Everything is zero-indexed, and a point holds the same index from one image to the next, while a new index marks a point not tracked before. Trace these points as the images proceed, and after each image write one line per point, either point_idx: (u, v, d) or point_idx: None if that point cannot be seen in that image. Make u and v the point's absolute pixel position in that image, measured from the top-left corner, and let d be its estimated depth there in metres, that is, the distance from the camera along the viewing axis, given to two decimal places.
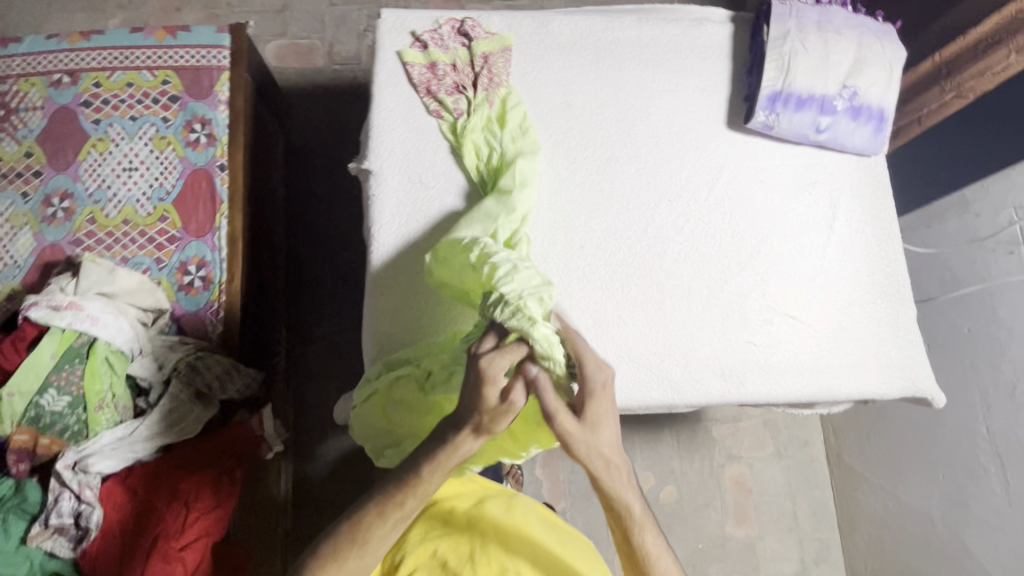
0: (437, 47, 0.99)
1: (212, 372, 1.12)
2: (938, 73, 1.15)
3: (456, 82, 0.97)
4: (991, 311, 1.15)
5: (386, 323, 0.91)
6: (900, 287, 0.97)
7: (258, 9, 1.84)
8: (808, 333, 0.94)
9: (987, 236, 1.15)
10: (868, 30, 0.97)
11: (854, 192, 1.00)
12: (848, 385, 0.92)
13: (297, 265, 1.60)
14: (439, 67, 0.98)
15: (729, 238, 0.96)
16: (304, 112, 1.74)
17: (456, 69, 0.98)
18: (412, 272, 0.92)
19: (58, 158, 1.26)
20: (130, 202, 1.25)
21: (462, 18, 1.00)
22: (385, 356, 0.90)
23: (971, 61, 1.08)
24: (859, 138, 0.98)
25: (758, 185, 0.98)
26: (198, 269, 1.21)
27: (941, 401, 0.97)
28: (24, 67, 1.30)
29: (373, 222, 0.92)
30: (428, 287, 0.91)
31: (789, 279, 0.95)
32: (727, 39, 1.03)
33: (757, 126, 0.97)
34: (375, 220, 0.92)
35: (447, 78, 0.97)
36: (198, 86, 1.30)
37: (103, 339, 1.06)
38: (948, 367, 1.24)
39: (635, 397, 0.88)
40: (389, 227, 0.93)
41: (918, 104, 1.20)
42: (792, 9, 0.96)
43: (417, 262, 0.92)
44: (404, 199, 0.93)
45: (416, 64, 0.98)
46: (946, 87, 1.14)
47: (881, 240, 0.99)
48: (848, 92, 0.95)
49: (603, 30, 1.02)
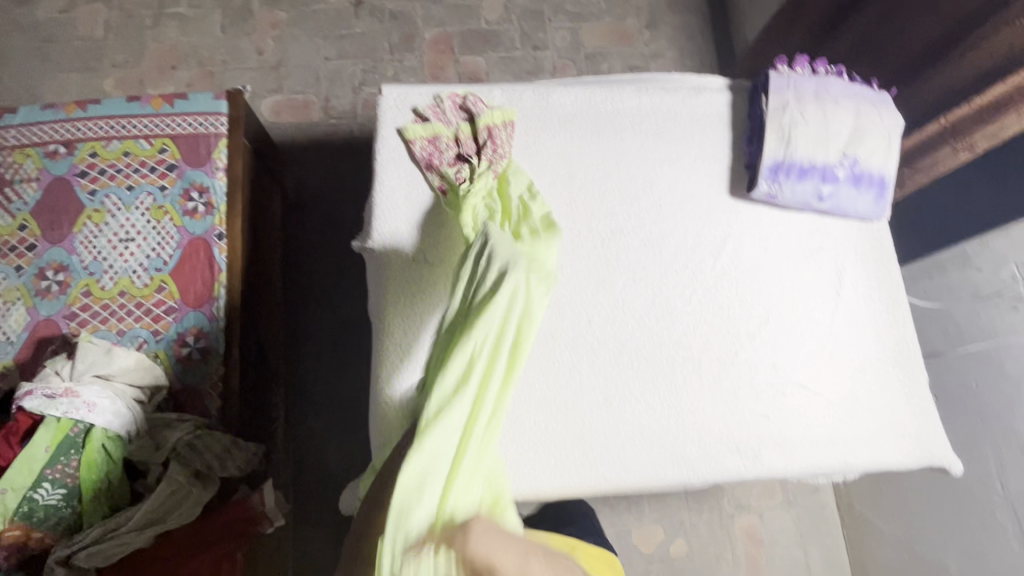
0: (439, 122, 0.98)
1: (212, 449, 1.09)
2: (948, 133, 1.15)
3: (458, 155, 0.95)
4: (999, 367, 1.14)
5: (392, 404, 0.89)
6: (909, 353, 0.97)
7: (254, 65, 1.84)
8: (820, 403, 0.93)
9: (990, 292, 1.15)
10: (864, 99, 0.98)
11: (858, 257, 1.00)
12: (864, 456, 0.91)
13: (296, 324, 1.58)
14: (440, 141, 0.96)
15: (736, 308, 0.95)
16: (301, 167, 1.74)
17: (458, 143, 0.96)
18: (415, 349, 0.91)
19: (53, 231, 1.24)
20: (126, 274, 1.22)
21: (464, 94, 0.99)
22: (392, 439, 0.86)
23: (980, 124, 1.09)
24: (862, 204, 0.98)
25: (763, 253, 0.98)
26: (196, 340, 1.19)
27: (956, 467, 0.96)
28: (18, 138, 1.29)
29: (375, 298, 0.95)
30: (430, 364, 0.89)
31: (799, 349, 0.95)
32: (726, 107, 1.04)
33: (759, 196, 0.98)
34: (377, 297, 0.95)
35: (449, 150, 0.96)
36: (195, 153, 1.29)
37: (99, 425, 1.02)
38: (958, 420, 1.23)
39: (649, 477, 0.87)
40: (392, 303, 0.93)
41: (929, 162, 1.21)
42: (790, 80, 0.97)
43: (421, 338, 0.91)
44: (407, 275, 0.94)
45: (418, 138, 0.97)
46: (958, 147, 1.14)
47: (887, 305, 0.99)
48: (849, 160, 0.96)
49: (603, 101, 1.03)
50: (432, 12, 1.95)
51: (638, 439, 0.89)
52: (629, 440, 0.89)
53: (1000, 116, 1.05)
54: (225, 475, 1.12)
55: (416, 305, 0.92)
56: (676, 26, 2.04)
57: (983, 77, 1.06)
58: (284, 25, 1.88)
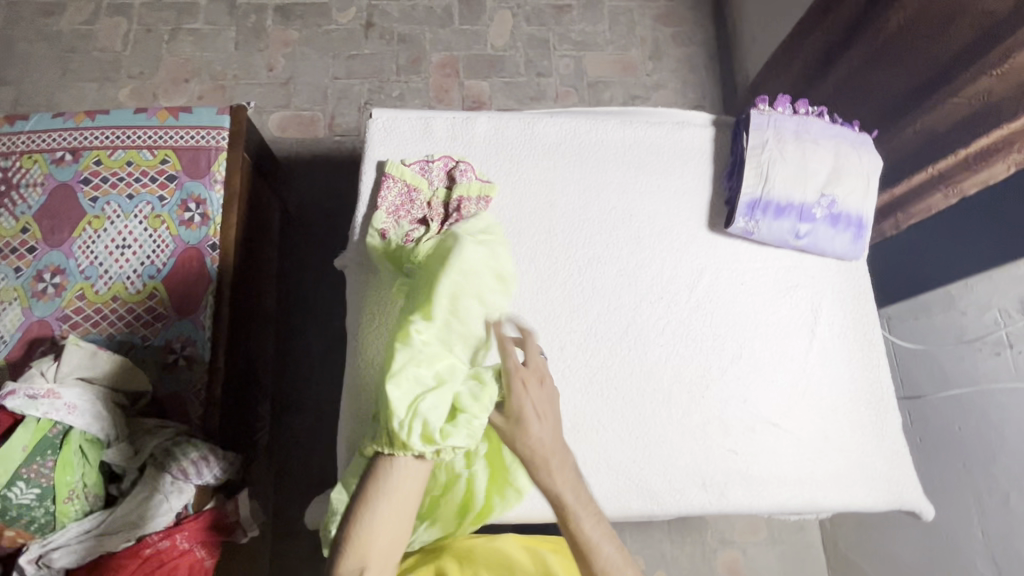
0: (420, 176, 0.99)
1: (189, 458, 1.09)
2: (939, 180, 1.16)
3: (422, 217, 0.96)
4: (982, 413, 1.13)
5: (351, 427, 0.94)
6: (883, 396, 0.97)
7: (264, 81, 1.90)
8: (789, 441, 0.93)
9: (974, 336, 1.14)
10: (845, 140, 1.00)
11: (836, 297, 1.00)
12: (833, 497, 0.90)
13: (287, 336, 1.60)
14: (414, 195, 0.98)
15: (710, 341, 0.96)
16: (303, 181, 1.78)
17: (429, 206, 0.97)
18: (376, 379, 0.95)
19: (53, 235, 1.28)
20: (120, 280, 1.25)
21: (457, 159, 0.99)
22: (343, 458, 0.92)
23: (970, 171, 1.09)
24: (839, 244, 0.99)
25: (740, 288, 0.99)
26: (183, 347, 1.21)
27: (928, 514, 0.95)
28: (28, 144, 1.34)
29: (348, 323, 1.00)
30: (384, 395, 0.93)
31: (770, 385, 0.95)
32: (708, 142, 1.06)
33: (736, 231, 0.99)
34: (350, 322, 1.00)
35: (417, 211, 0.97)
36: (195, 165, 1.33)
37: (78, 428, 1.04)
38: (942, 465, 1.21)
39: (613, 507, 0.87)
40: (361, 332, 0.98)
41: (919, 207, 1.22)
42: (770, 119, 0.99)
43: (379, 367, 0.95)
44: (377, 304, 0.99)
45: (397, 181, 0.98)
46: (948, 194, 1.15)
47: (863, 346, 0.99)
48: (826, 200, 0.97)
49: (587, 131, 1.05)
50: (440, 36, 1.99)
51: (604, 468, 0.89)
52: (595, 469, 0.89)
53: (991, 163, 1.04)
54: (201, 484, 1.12)
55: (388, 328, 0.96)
56: (680, 58, 2.06)
57: (967, 122, 1.08)
58: (296, 43, 1.94)
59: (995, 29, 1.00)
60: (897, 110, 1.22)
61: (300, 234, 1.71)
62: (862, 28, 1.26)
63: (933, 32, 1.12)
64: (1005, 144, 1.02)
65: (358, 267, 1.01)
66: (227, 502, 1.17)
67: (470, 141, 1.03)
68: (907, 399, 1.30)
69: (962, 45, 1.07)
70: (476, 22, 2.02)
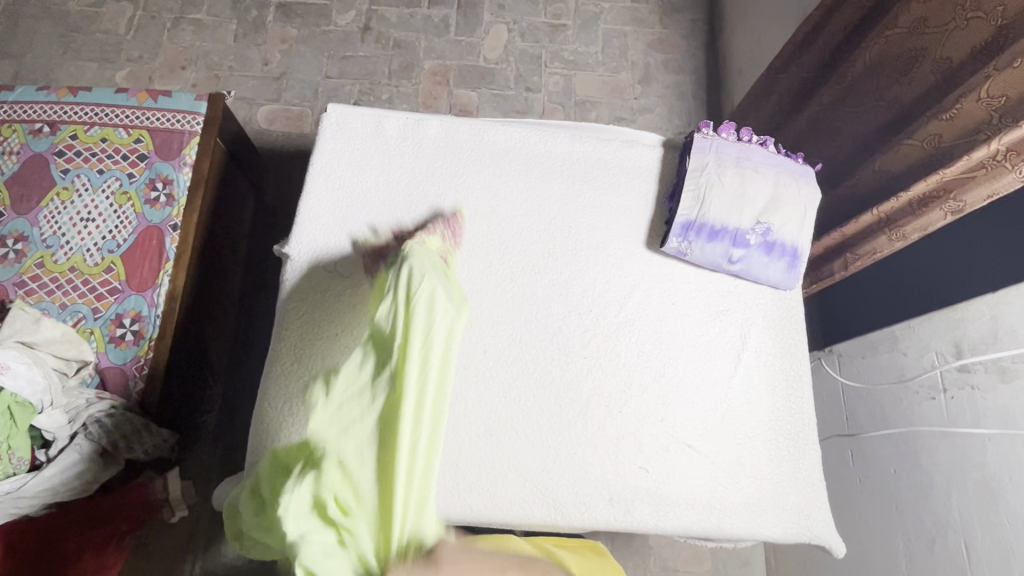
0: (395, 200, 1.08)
1: (120, 431, 1.11)
2: (883, 223, 1.12)
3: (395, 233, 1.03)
4: (914, 455, 1.12)
5: (273, 418, 0.96)
6: (803, 430, 1.03)
7: (257, 74, 1.89)
8: (703, 464, 0.97)
9: (912, 377, 1.13)
10: (785, 171, 1.09)
11: (765, 323, 1.08)
12: (740, 525, 0.95)
13: (249, 323, 1.60)
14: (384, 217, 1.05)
15: (633, 355, 1.02)
16: (283, 174, 1.79)
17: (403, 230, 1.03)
18: (309, 368, 0.97)
19: (21, 203, 1.29)
20: (80, 251, 1.26)
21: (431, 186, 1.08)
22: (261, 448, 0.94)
23: (911, 216, 1.06)
24: (773, 272, 1.07)
25: (669, 306, 1.06)
26: (132, 323, 1.21)
27: (834, 545, 0.98)
28: (9, 113, 1.36)
29: (281, 309, 1.00)
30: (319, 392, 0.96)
31: (689, 407, 1.00)
32: (655, 162, 1.16)
33: (671, 251, 1.06)
34: (282, 308, 1.00)
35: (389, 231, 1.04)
36: (167, 147, 1.35)
37: (9, 390, 1.02)
38: (878, 507, 1.19)
39: (517, 513, 0.90)
40: (296, 316, 1.00)
41: (868, 249, 1.17)
42: (713, 145, 1.09)
43: (314, 355, 0.98)
44: (315, 288, 1.01)
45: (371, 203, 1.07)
46: (891, 236, 1.11)
47: (789, 376, 1.06)
48: (762, 228, 1.04)
49: (539, 143, 1.14)
50: (435, 44, 1.95)
51: (515, 474, 0.92)
52: (504, 473, 0.92)
53: (928, 209, 1.03)
54: (130, 458, 1.15)
55: (330, 324, 0.99)
56: (670, 85, 2.02)
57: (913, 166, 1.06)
58: (294, 41, 1.92)
59: (955, 74, 0.98)
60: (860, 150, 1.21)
61: (273, 226, 1.72)
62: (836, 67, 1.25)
63: (897, 72, 1.10)
64: (945, 191, 0.99)
65: (296, 256, 1.03)
66: (156, 480, 1.21)
67: (421, 141, 1.12)
68: (851, 437, 1.29)
69: (923, 90, 1.05)
70: (471, 33, 1.98)
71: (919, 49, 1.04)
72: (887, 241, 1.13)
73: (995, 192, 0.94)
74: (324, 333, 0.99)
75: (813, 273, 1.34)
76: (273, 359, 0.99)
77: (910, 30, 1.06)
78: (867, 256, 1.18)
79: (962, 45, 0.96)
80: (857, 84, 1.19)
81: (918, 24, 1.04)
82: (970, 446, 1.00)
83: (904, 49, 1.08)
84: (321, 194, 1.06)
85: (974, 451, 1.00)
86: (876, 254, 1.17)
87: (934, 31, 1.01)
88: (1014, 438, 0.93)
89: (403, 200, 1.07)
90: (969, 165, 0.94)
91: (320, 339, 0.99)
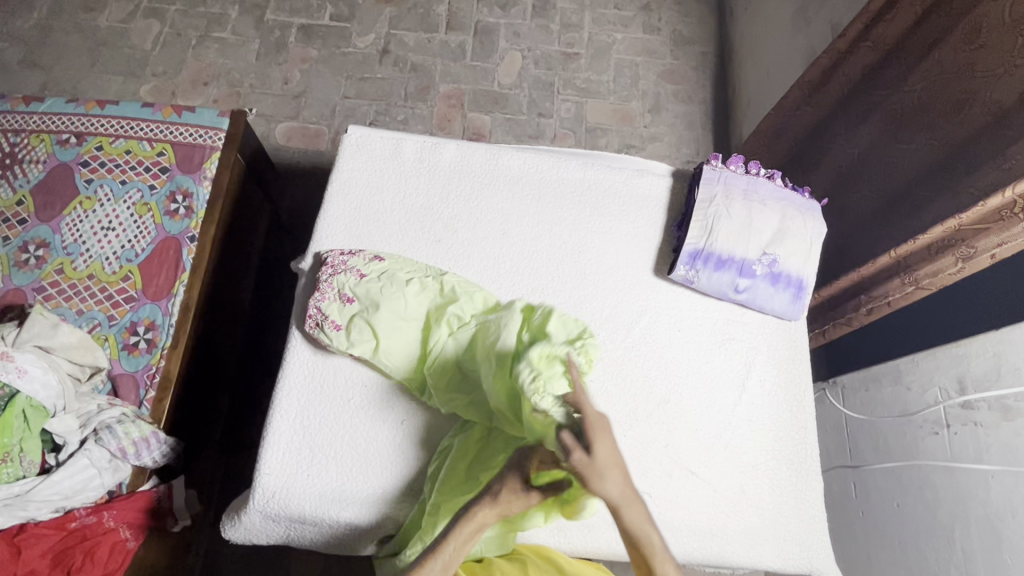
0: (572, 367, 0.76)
1: (130, 438, 1.12)
2: (899, 268, 1.14)
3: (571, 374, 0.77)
4: (918, 489, 1.12)
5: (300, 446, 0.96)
6: (804, 460, 1.06)
7: (277, 92, 1.94)
8: (706, 491, 1.00)
9: (916, 412, 1.14)
10: (791, 205, 1.12)
11: (769, 354, 1.11)
12: (742, 553, 0.98)
13: (258, 335, 1.63)
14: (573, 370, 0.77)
15: (640, 382, 1.05)
16: (298, 189, 1.83)
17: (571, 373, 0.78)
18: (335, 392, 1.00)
19: (44, 211, 1.33)
20: (99, 259, 1.29)
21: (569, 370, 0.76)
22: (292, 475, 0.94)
23: (925, 260, 1.08)
24: (778, 302, 1.10)
25: (675, 333, 1.09)
26: (146, 331, 1.24)
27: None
28: (37, 124, 1.41)
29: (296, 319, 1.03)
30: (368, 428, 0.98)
31: (693, 437, 1.03)
32: (664, 191, 1.19)
33: (678, 278, 1.09)
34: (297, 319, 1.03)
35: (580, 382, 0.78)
36: (189, 161, 1.38)
37: (25, 393, 1.07)
38: (881, 540, 1.19)
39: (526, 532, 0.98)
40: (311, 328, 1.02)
41: (880, 293, 1.19)
42: (721, 176, 1.12)
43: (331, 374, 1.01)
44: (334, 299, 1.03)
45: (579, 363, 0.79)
46: (906, 280, 1.12)
47: (793, 407, 1.09)
48: (768, 259, 1.08)
49: (551, 168, 1.18)
50: (450, 69, 2.00)
51: None
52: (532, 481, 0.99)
53: (941, 255, 1.05)
54: (138, 465, 1.16)
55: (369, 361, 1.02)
56: (679, 114, 2.06)
57: (933, 204, 1.07)
58: (314, 61, 1.98)
59: (1004, 120, 0.95)
60: (870, 189, 1.24)
61: (286, 240, 1.75)
62: (852, 107, 1.28)
63: (943, 116, 1.06)
64: (958, 239, 1.02)
65: (312, 269, 1.06)
66: (161, 487, 1.21)
67: (436, 163, 1.16)
68: (852, 469, 1.30)
69: (971, 133, 1.01)
70: (486, 59, 2.03)
71: (969, 92, 1.01)
72: (901, 286, 1.14)
73: (1005, 241, 0.97)
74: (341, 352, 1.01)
75: (828, 317, 1.35)
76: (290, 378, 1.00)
77: (957, 73, 1.02)
78: (881, 301, 1.20)
79: (1007, 91, 0.94)
80: (873, 125, 1.22)
81: (964, 69, 1.01)
82: (974, 483, 1.01)
83: (951, 93, 1.04)
84: (338, 212, 1.09)
85: (976, 487, 1.00)
86: (890, 298, 1.18)
87: (981, 75, 0.98)
88: (1017, 475, 0.94)
89: (417, 220, 1.11)
90: (987, 213, 0.98)
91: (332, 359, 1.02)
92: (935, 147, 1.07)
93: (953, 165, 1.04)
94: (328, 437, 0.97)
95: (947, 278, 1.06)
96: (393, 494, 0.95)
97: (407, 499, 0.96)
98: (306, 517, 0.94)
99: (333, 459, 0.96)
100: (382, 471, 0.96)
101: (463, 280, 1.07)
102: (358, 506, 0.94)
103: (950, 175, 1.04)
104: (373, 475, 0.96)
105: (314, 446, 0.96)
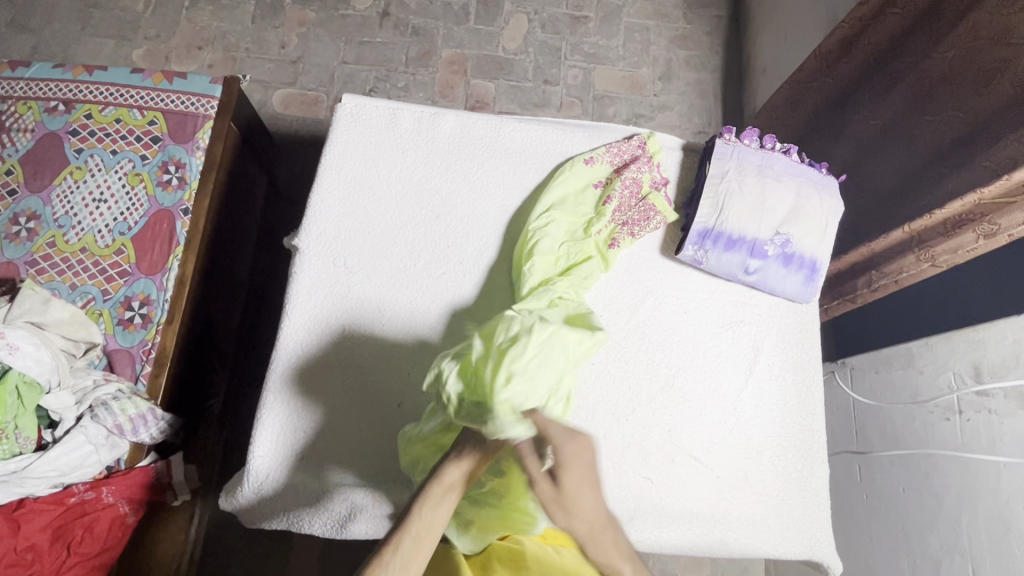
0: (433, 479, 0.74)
1: (126, 414, 1.11)
2: (912, 243, 1.09)
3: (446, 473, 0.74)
4: (925, 476, 1.10)
5: (327, 312, 0.99)
6: (810, 445, 1.04)
7: (274, 57, 1.87)
8: (707, 476, 0.98)
9: (928, 397, 1.11)
10: (806, 181, 1.08)
11: (779, 337, 1.08)
12: (743, 539, 0.96)
13: (257, 308, 1.60)
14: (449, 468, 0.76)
15: (644, 367, 1.02)
16: (296, 158, 1.78)
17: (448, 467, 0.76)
18: (367, 304, 1.00)
19: (34, 181, 1.29)
20: (91, 232, 1.25)
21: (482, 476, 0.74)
22: (306, 320, 0.99)
23: (939, 238, 1.04)
24: (790, 284, 1.06)
25: (682, 315, 1.06)
26: (141, 306, 1.21)
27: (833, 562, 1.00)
28: (25, 90, 1.36)
29: (330, 226, 1.03)
30: (362, 375, 0.97)
31: (698, 421, 1.01)
32: (674, 165, 1.15)
33: (686, 258, 1.05)
34: (325, 238, 1.03)
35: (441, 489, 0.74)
36: (181, 131, 1.33)
37: (17, 369, 1.04)
38: (887, 525, 1.17)
39: None
40: (344, 239, 1.03)
41: (890, 268, 1.14)
42: (734, 151, 1.08)
43: (358, 287, 1.01)
44: (367, 235, 1.04)
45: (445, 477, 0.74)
46: (920, 258, 1.08)
47: (800, 391, 1.06)
48: (780, 239, 1.03)
49: (554, 142, 1.14)
50: (453, 33, 1.92)
51: None
52: None
53: (958, 232, 1.00)
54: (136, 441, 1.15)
55: (408, 296, 1.01)
56: (691, 82, 1.97)
57: (959, 181, 1.01)
58: (311, 24, 1.90)
59: None
60: (894, 163, 1.17)
61: (285, 212, 1.71)
62: (876, 76, 1.20)
63: (974, 86, 0.99)
64: (978, 215, 0.98)
65: (306, 245, 1.02)
66: (159, 462, 1.20)
67: (435, 135, 1.11)
68: (858, 453, 1.28)
69: (1002, 105, 0.95)
70: (490, 23, 1.94)
71: (1003, 60, 0.94)
72: (915, 262, 1.10)
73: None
74: (376, 281, 1.02)
75: (834, 294, 1.31)
76: (361, 245, 1.03)
77: (991, 39, 0.95)
78: (891, 278, 1.15)
79: None
80: (899, 95, 1.15)
81: (1001, 34, 0.93)
82: (984, 471, 0.98)
83: (984, 61, 0.97)
84: (332, 187, 1.06)
85: (986, 476, 0.98)
86: (900, 275, 1.13)
87: (1018, 41, 0.91)
88: None
89: (414, 195, 1.07)
90: (1010, 187, 0.92)
91: (354, 264, 1.02)
92: (966, 120, 1.01)
93: (984, 139, 0.98)
94: (318, 389, 0.96)
95: (965, 254, 1.02)
96: (342, 455, 0.94)
97: (348, 467, 0.93)
98: (286, 366, 0.97)
99: (330, 342, 0.98)
100: (350, 411, 0.95)
101: (462, 259, 1.04)
102: (309, 406, 0.95)
103: (983, 150, 0.98)
104: (344, 404, 0.96)
105: (334, 326, 0.99)
